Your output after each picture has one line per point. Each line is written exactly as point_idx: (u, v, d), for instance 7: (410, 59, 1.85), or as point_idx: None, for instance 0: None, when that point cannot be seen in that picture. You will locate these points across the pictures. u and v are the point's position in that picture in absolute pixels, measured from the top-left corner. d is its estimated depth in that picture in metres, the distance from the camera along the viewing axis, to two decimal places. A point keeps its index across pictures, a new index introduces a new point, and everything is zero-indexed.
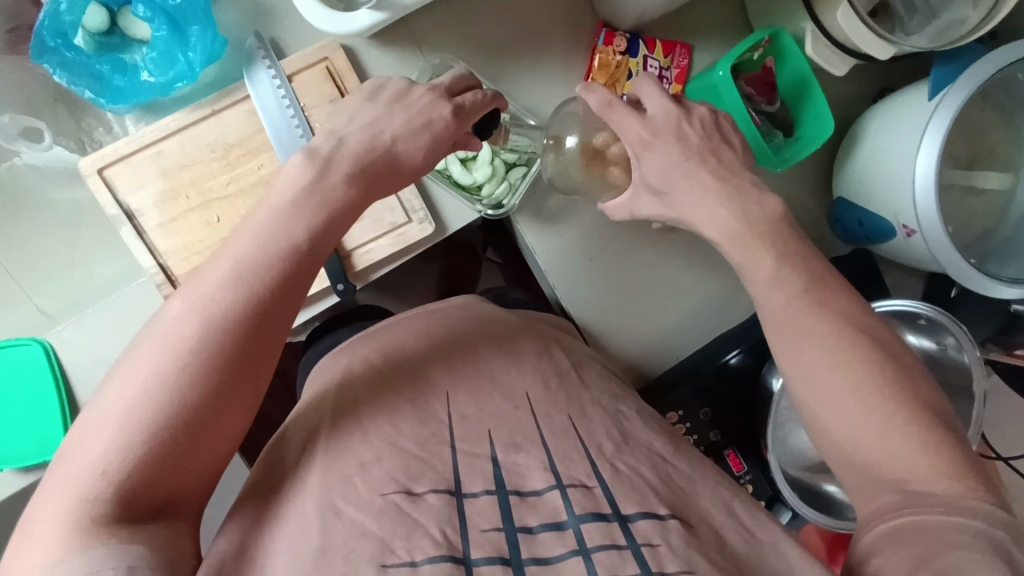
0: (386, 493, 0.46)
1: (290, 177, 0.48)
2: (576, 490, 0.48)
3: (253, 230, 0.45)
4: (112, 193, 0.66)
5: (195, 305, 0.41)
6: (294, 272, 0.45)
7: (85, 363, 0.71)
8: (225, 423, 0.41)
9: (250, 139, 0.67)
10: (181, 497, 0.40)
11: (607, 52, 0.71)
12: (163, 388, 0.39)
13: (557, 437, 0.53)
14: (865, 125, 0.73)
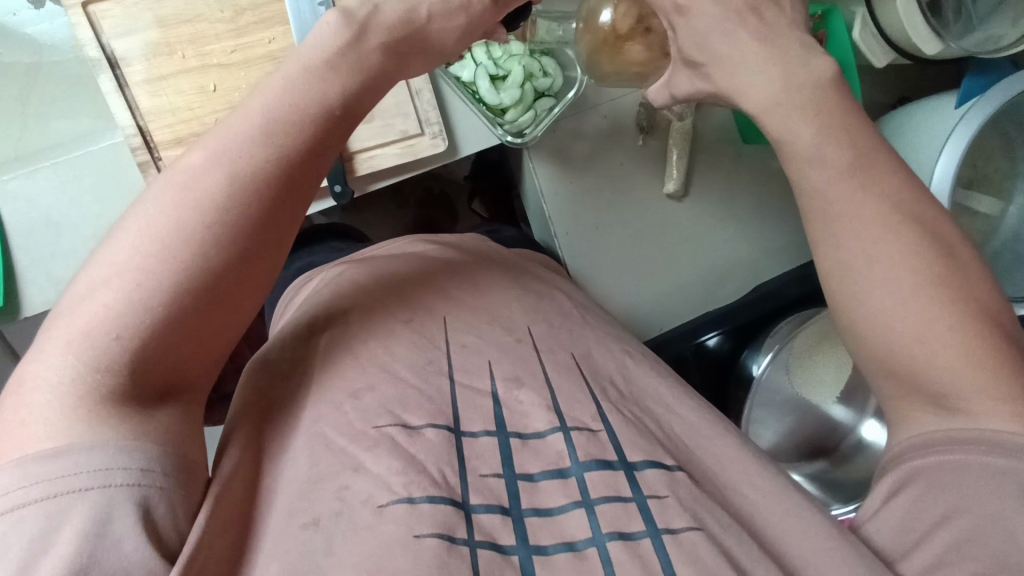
0: (380, 425, 0.41)
1: (320, 32, 0.40)
2: (580, 434, 0.43)
3: (281, 80, 0.39)
4: (96, 32, 0.58)
5: (222, 159, 0.36)
6: (325, 136, 0.39)
7: (31, 223, 0.63)
8: (247, 299, 0.37)
9: (265, 7, 0.61)
10: (188, 373, 0.36)
11: None
12: (186, 250, 0.34)
13: (561, 376, 0.47)
14: (889, 124, 0.75)
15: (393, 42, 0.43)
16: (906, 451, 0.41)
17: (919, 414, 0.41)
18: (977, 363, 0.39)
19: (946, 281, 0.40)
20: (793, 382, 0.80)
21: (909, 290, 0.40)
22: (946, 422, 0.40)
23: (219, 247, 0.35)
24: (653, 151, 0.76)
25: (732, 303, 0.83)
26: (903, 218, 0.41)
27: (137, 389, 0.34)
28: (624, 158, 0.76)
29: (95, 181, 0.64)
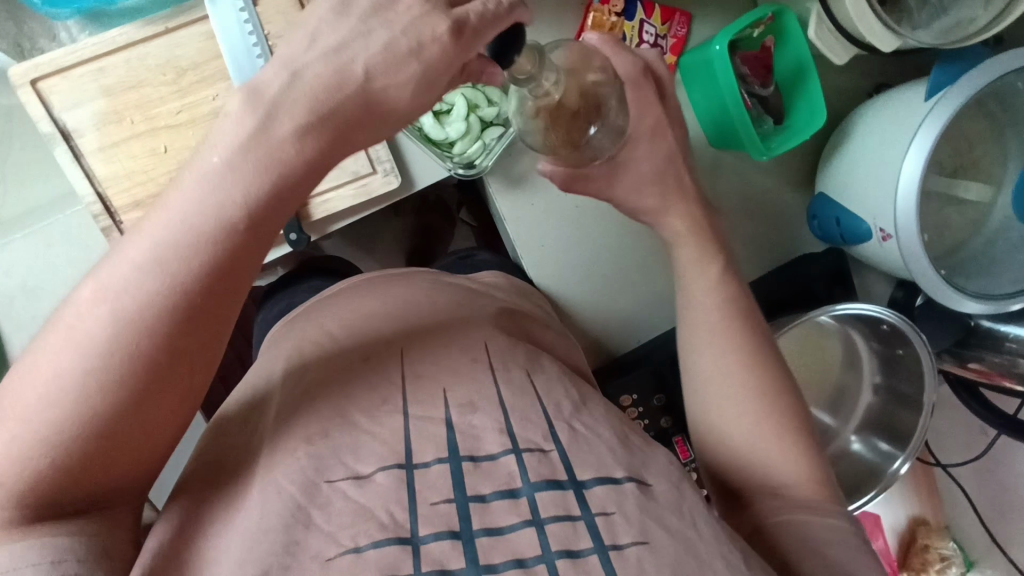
0: (333, 480, 0.42)
1: (229, 124, 0.38)
2: (531, 455, 0.44)
3: (178, 192, 0.37)
4: (46, 108, 0.60)
5: (108, 298, 0.35)
6: (228, 253, 0.37)
7: (12, 290, 0.66)
8: (156, 425, 0.37)
9: (206, 65, 0.61)
10: (106, 489, 0.37)
11: (602, 11, 0.68)
12: (80, 393, 0.34)
13: (515, 394, 0.48)
14: (858, 120, 0.72)
15: (314, 118, 0.39)
16: (762, 530, 0.51)
17: (755, 495, 0.54)
18: (768, 433, 0.54)
19: (765, 374, 0.56)
20: None
21: (739, 393, 0.56)
22: (799, 512, 0.51)
23: (115, 387, 0.35)
24: None
25: None
26: (727, 320, 0.58)
27: (48, 511, 0.35)
28: None
29: (64, 243, 0.67)
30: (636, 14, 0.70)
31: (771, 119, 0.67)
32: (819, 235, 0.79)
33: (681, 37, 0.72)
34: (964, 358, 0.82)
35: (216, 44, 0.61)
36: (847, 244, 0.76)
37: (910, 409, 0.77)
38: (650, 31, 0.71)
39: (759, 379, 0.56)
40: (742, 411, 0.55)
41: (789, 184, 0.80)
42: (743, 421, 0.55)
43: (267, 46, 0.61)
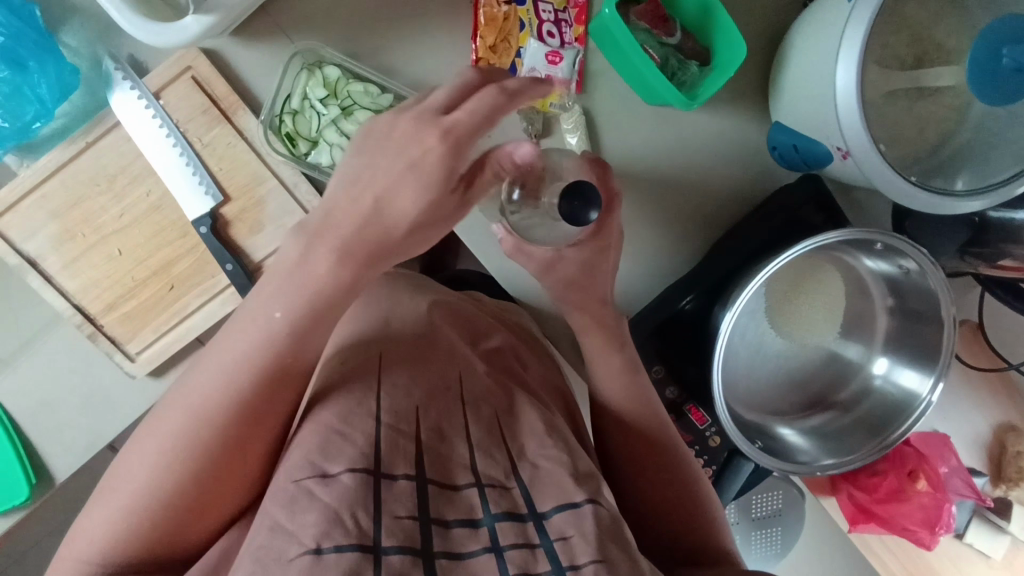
0: (299, 479, 0.43)
1: (287, 264, 0.48)
2: (494, 489, 0.48)
3: (239, 342, 0.47)
4: (9, 243, 0.65)
5: (185, 408, 0.46)
6: (272, 377, 0.46)
7: (30, 408, 0.71)
8: (222, 501, 0.47)
9: (132, 166, 0.65)
10: (175, 549, 0.47)
11: (491, 4, 0.66)
12: (151, 489, 0.45)
13: (484, 434, 0.51)
14: (793, 36, 0.66)
15: (343, 253, 0.48)
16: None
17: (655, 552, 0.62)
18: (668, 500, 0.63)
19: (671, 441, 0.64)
20: (778, 327, 0.74)
21: (649, 451, 0.63)
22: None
23: (171, 482, 0.45)
24: None
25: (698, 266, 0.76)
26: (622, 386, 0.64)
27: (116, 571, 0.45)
28: None
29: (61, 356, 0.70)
30: None
31: (693, 63, 0.64)
32: (785, 165, 0.73)
33: (582, 4, 0.69)
34: (992, 259, 0.72)
35: (136, 146, 0.64)
36: (816, 168, 0.70)
37: (929, 323, 0.69)
38: (548, 9, 0.68)
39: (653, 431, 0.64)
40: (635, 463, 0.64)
41: (747, 118, 0.75)
42: (644, 471, 0.63)
43: (184, 138, 0.65)
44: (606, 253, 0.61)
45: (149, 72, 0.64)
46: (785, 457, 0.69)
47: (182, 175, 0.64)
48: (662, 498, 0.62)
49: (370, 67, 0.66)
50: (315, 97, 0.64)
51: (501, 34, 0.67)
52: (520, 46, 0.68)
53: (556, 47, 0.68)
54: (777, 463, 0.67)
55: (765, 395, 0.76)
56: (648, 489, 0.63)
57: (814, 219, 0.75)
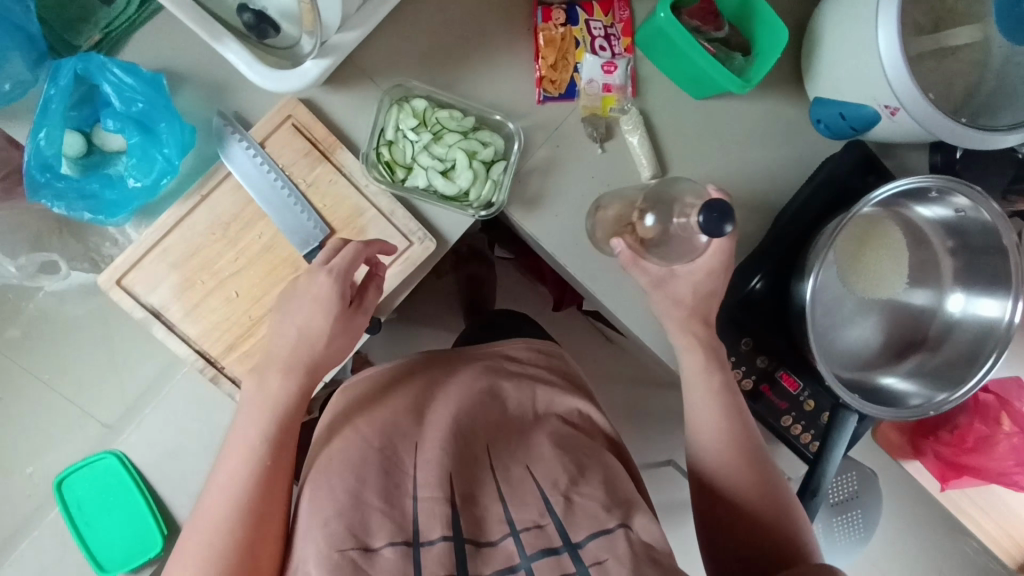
0: (343, 548, 0.52)
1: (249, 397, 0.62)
2: (529, 533, 0.56)
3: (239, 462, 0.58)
4: (135, 297, 0.70)
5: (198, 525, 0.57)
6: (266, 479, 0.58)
7: (155, 459, 0.74)
8: None
9: (244, 211, 0.70)
10: None
11: (549, 28, 0.74)
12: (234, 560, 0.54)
13: (513, 486, 0.61)
14: (821, 20, 0.74)
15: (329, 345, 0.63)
16: None
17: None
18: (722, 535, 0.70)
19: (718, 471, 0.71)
20: (852, 290, 0.78)
21: (736, 480, 0.71)
22: None
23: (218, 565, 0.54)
24: (616, 154, 0.78)
25: (763, 244, 0.79)
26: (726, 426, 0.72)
27: None
28: (593, 170, 0.77)
29: (184, 404, 0.73)
30: (579, 17, 0.75)
31: (739, 53, 0.72)
32: (831, 135, 0.79)
33: (627, 19, 0.76)
34: None
35: (246, 192, 0.69)
36: (862, 132, 0.76)
37: (993, 256, 0.73)
38: (598, 26, 0.76)
39: (754, 470, 0.71)
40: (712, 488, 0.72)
41: (785, 100, 0.81)
42: (723, 495, 0.71)
43: (290, 180, 0.70)
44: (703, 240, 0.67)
45: (254, 124, 0.70)
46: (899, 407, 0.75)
47: (292, 212, 0.69)
48: (748, 520, 0.69)
49: (450, 96, 0.73)
50: (407, 127, 0.71)
51: (560, 52, 0.74)
52: (578, 60, 0.75)
53: (609, 59, 0.76)
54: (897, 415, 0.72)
55: (853, 354, 0.80)
56: (730, 514, 0.71)
57: (865, 182, 0.79)
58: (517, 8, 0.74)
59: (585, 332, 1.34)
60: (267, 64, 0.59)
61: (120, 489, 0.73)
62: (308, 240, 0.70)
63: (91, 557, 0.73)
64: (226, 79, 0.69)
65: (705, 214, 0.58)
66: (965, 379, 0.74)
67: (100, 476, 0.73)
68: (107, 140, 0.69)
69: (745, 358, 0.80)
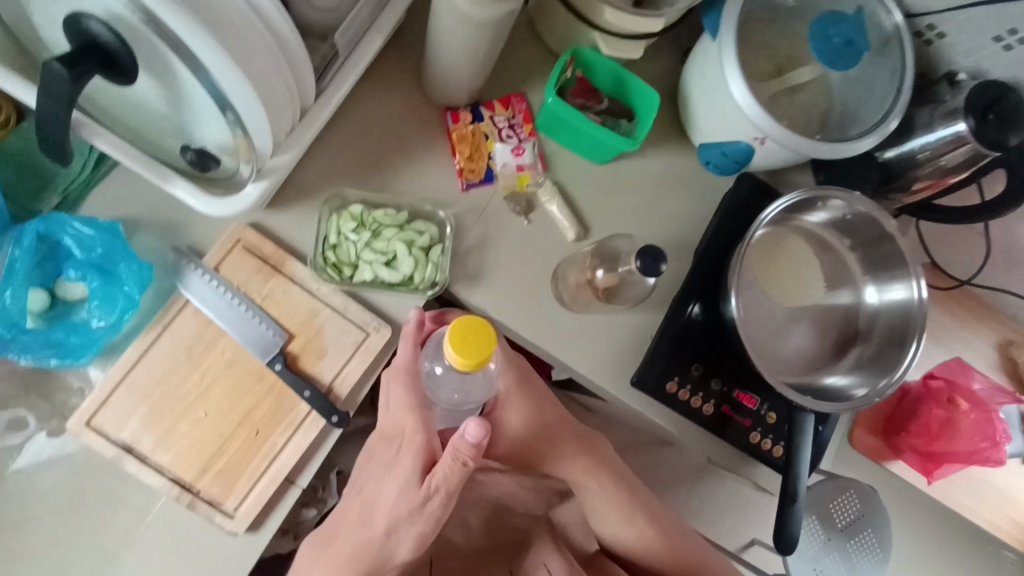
0: None
1: None
2: None
3: None
4: (105, 436, 0.72)
5: None
6: None
7: None
8: None
9: (206, 333, 0.75)
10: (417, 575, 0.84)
11: (460, 127, 0.84)
12: None
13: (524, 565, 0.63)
14: (688, 83, 0.86)
15: None
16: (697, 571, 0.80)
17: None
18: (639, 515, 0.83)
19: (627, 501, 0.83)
20: (779, 301, 0.86)
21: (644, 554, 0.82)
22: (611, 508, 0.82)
23: None
24: (539, 225, 0.86)
25: (692, 273, 0.87)
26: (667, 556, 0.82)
27: None
28: (521, 241, 0.85)
29: (169, 537, 0.74)
30: (483, 114, 0.86)
31: (623, 118, 0.83)
32: (722, 172, 0.90)
33: (525, 109, 0.88)
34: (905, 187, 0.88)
35: (206, 316, 0.75)
36: (746, 163, 0.86)
37: (885, 244, 0.83)
38: (502, 119, 0.86)
39: None
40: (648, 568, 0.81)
41: (679, 149, 0.92)
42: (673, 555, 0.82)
43: (246, 298, 0.76)
44: (628, 286, 0.77)
45: (207, 254, 0.76)
46: (846, 400, 0.81)
47: (333, 322, 0.77)
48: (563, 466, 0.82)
49: (381, 195, 0.82)
50: (347, 229, 0.78)
51: (473, 145, 0.85)
52: (488, 149, 0.85)
53: (516, 144, 0.86)
54: (840, 406, 0.78)
55: (796, 363, 0.86)
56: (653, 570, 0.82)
57: (762, 204, 0.90)
58: (426, 114, 0.85)
59: None
60: (204, 190, 0.66)
61: None
62: (268, 348, 0.74)
63: None
64: (176, 219, 0.76)
65: (641, 257, 0.65)
66: (897, 364, 0.81)
67: None
68: (69, 290, 0.72)
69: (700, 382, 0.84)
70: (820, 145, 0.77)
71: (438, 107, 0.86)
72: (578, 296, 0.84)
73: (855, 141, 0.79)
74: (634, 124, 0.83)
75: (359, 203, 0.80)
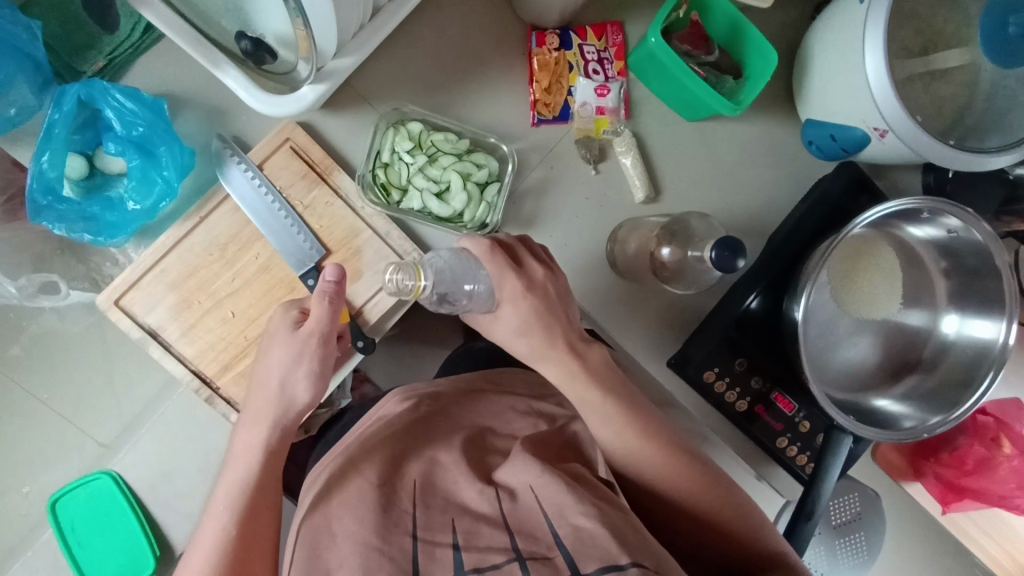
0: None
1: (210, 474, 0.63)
2: (533, 559, 0.55)
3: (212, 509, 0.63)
4: (132, 317, 0.71)
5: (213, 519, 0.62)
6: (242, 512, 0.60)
7: (149, 479, 0.75)
8: None
9: (242, 233, 0.71)
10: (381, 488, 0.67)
11: (543, 52, 0.75)
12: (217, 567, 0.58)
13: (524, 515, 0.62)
14: (812, 47, 0.74)
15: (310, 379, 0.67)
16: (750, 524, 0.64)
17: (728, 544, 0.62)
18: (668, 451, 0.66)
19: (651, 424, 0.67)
20: (847, 311, 0.79)
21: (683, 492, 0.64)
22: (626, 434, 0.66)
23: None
24: (606, 179, 0.79)
25: (758, 261, 0.80)
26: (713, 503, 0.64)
27: None
28: (584, 193, 0.78)
29: (184, 425, 0.75)
30: (572, 41, 0.76)
31: (730, 76, 0.73)
32: (823, 156, 0.80)
33: (619, 43, 0.77)
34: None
35: (244, 214, 0.71)
36: (854, 153, 0.76)
37: (986, 276, 0.74)
38: (592, 51, 0.77)
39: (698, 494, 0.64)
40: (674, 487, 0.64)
41: (780, 121, 0.82)
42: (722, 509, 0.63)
43: (287, 203, 0.71)
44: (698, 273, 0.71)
45: (252, 148, 0.71)
46: (894, 429, 0.76)
47: (373, 245, 0.73)
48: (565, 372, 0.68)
49: (445, 116, 0.75)
50: (403, 149, 0.72)
51: (554, 76, 0.76)
52: (569, 84, 0.76)
53: (602, 82, 0.77)
54: (889, 436, 0.73)
55: (847, 379, 0.80)
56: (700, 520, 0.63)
57: (857, 202, 0.80)
58: (509, 30, 0.76)
59: None
60: (257, 84, 0.60)
61: (116, 507, 0.74)
62: (304, 260, 0.71)
63: None
64: (225, 104, 0.71)
65: (717, 249, 0.58)
66: (962, 401, 0.74)
67: (92, 494, 0.75)
68: (110, 163, 0.69)
69: (739, 378, 0.78)
70: (951, 152, 0.66)
71: (522, 24, 0.76)
72: (629, 262, 0.76)
73: (986, 157, 0.70)
74: (740, 84, 0.73)
75: (420, 121, 0.74)
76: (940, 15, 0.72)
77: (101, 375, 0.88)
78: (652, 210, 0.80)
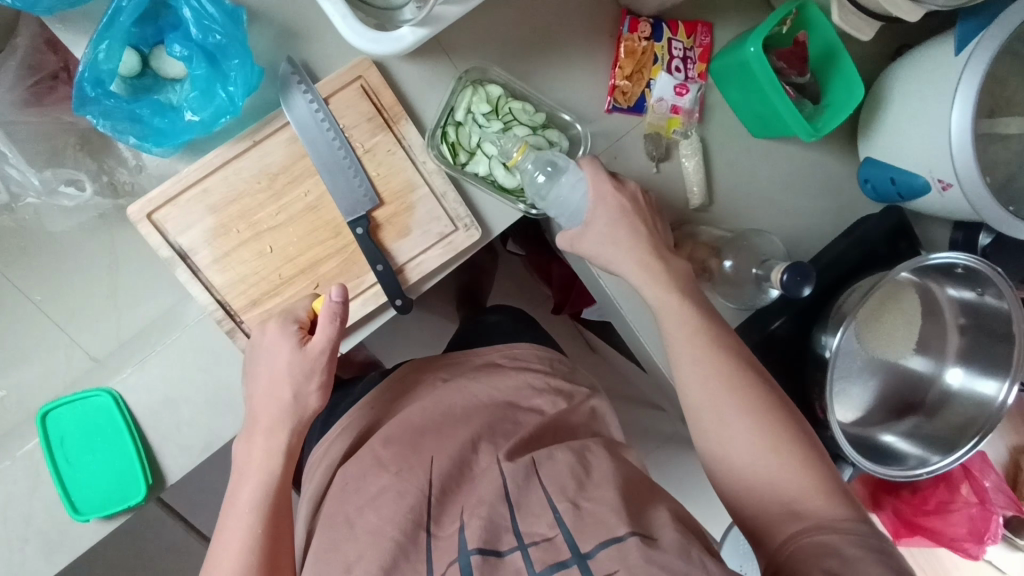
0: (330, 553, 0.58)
1: None
2: (536, 547, 0.54)
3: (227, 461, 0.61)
4: (163, 235, 0.67)
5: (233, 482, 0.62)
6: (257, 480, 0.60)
7: (151, 405, 0.71)
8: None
9: (295, 166, 0.68)
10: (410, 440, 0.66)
11: (633, 39, 0.73)
12: None
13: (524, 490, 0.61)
14: (890, 88, 0.75)
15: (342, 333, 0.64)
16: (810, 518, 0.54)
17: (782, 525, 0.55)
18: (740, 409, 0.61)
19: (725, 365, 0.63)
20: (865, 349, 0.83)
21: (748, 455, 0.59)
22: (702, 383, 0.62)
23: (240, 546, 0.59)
24: (667, 178, 0.78)
25: None
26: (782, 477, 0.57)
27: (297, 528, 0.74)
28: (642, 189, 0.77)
29: (197, 355, 0.71)
30: (663, 34, 0.74)
31: (811, 101, 0.73)
32: (874, 196, 0.81)
33: (706, 45, 0.76)
34: None
35: (301, 146, 0.67)
36: (906, 199, 0.78)
37: (1000, 342, 0.78)
38: (679, 46, 0.75)
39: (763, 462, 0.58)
40: (725, 413, 0.61)
41: (838, 155, 0.83)
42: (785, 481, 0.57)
43: (347, 143, 0.68)
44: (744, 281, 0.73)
45: (321, 79, 0.67)
46: (900, 464, 0.80)
47: (427, 204, 0.70)
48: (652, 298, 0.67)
49: (523, 84, 0.72)
50: (478, 111, 0.70)
51: (637, 66, 0.74)
52: (652, 77, 0.74)
53: (683, 81, 0.75)
54: (894, 471, 0.77)
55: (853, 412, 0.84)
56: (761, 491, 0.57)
57: (895, 247, 0.82)
58: (602, 10, 0.74)
59: (574, 342, 1.35)
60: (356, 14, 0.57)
61: (111, 428, 0.71)
62: (355, 207, 0.68)
63: (66, 496, 0.70)
64: (298, 27, 0.66)
65: (787, 273, 0.59)
66: (961, 444, 0.79)
67: (87, 410, 0.71)
68: (168, 65, 0.64)
69: None
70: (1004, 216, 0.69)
71: (616, 7, 0.74)
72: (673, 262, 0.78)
73: None
74: (818, 111, 0.73)
75: (498, 85, 0.71)
76: (1016, 84, 0.74)
77: (101, 287, 0.83)
78: (704, 218, 0.79)
